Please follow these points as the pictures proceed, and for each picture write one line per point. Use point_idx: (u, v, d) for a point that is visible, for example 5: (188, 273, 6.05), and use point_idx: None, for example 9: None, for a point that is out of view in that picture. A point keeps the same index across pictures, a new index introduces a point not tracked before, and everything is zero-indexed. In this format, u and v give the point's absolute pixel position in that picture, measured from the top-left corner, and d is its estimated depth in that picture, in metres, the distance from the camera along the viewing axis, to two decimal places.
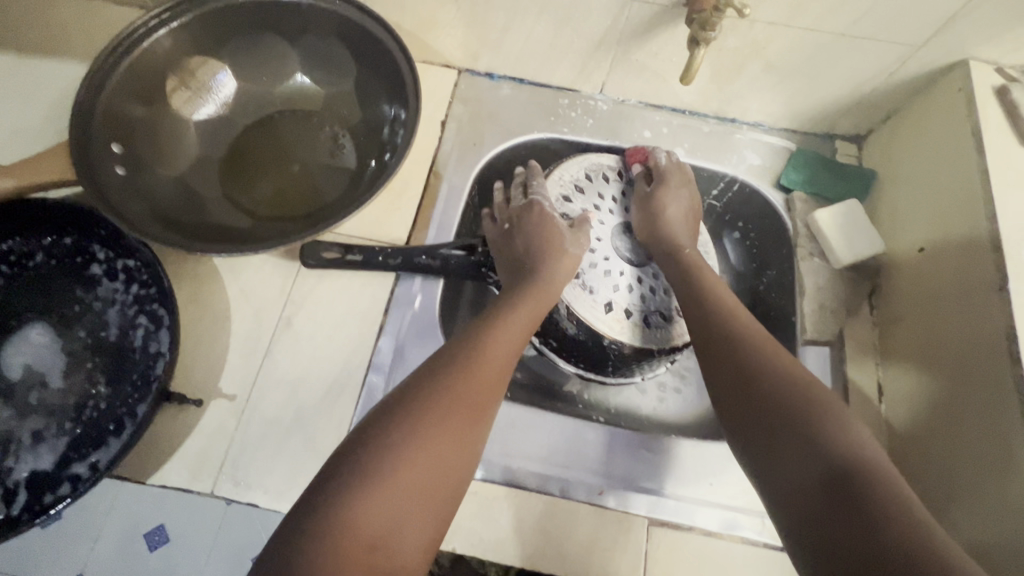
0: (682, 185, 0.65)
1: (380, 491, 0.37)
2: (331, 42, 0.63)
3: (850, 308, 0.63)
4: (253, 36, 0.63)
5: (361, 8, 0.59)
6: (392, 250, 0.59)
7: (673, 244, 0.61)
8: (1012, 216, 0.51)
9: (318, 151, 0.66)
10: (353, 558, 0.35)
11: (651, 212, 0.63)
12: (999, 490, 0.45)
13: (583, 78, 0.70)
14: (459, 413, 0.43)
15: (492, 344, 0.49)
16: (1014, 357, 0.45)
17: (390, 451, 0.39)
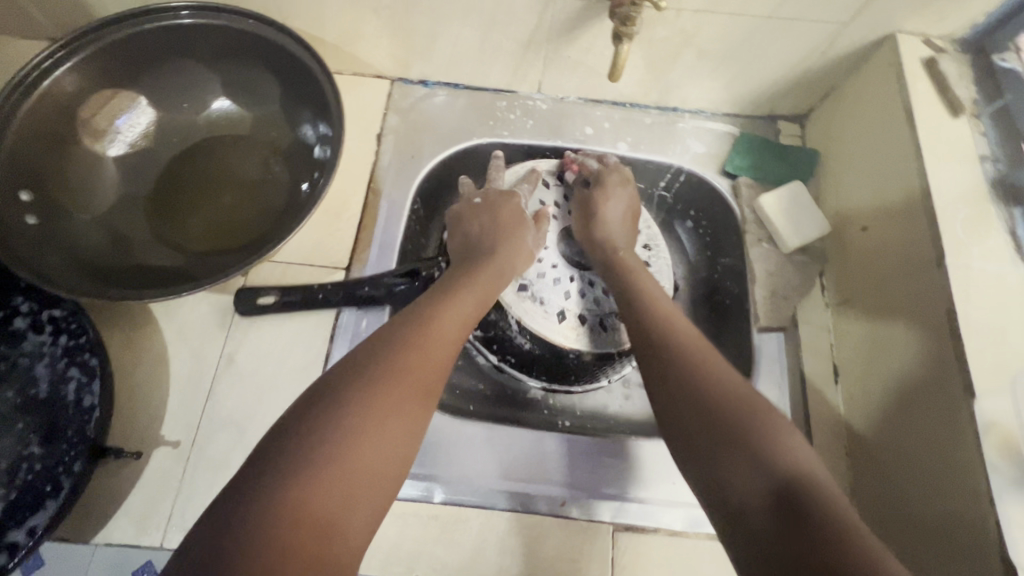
0: (621, 184, 0.64)
1: (319, 477, 0.36)
2: (250, 64, 0.61)
3: (802, 291, 0.63)
4: (166, 64, 0.60)
5: (273, 25, 0.57)
6: (331, 286, 0.56)
7: (610, 249, 0.60)
8: (946, 190, 0.50)
9: (248, 177, 0.63)
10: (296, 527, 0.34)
11: (589, 213, 0.62)
12: (949, 466, 0.45)
13: (519, 79, 0.68)
14: (405, 392, 0.42)
15: (440, 319, 0.48)
16: (955, 332, 0.45)
17: (332, 428, 0.38)
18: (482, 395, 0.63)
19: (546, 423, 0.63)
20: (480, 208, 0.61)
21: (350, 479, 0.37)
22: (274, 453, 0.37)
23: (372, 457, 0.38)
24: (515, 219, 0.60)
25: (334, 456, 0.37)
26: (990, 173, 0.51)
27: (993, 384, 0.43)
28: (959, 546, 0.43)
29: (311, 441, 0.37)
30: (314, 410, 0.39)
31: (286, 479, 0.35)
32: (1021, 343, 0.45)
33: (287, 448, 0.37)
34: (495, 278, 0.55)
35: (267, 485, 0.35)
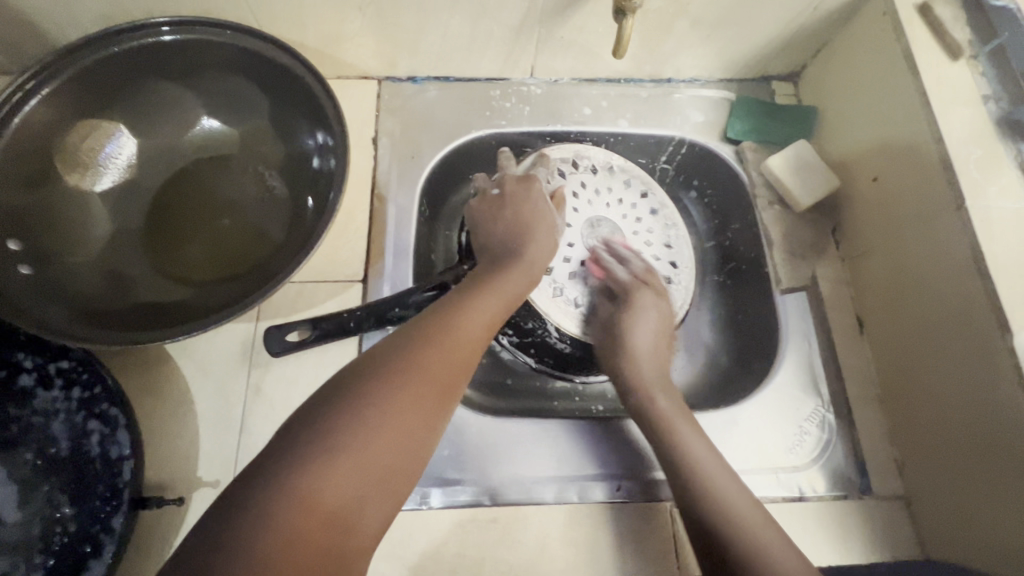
0: (652, 304, 0.60)
1: (338, 470, 0.34)
2: (234, 78, 0.58)
3: (817, 249, 0.63)
4: (143, 87, 0.57)
5: (254, 33, 0.55)
6: (361, 312, 0.54)
7: (641, 391, 0.55)
8: (956, 132, 0.51)
9: (246, 198, 0.60)
10: (308, 522, 0.32)
11: (618, 340, 0.58)
12: (990, 398, 0.46)
13: (511, 65, 0.67)
14: (429, 387, 0.40)
15: (465, 309, 0.46)
16: (983, 272, 0.47)
17: (353, 417, 0.36)
18: (517, 389, 0.64)
19: (582, 409, 0.64)
20: (509, 203, 0.59)
21: (370, 473, 0.35)
22: (295, 438, 0.35)
23: (394, 455, 0.37)
24: (536, 216, 0.58)
25: (356, 447, 0.35)
26: (994, 112, 0.52)
27: None
28: (1010, 474, 0.45)
29: (332, 429, 0.35)
30: (335, 397, 0.37)
31: (306, 468, 0.34)
32: None
33: (308, 434, 0.35)
34: (524, 275, 0.53)
35: (285, 473, 0.33)
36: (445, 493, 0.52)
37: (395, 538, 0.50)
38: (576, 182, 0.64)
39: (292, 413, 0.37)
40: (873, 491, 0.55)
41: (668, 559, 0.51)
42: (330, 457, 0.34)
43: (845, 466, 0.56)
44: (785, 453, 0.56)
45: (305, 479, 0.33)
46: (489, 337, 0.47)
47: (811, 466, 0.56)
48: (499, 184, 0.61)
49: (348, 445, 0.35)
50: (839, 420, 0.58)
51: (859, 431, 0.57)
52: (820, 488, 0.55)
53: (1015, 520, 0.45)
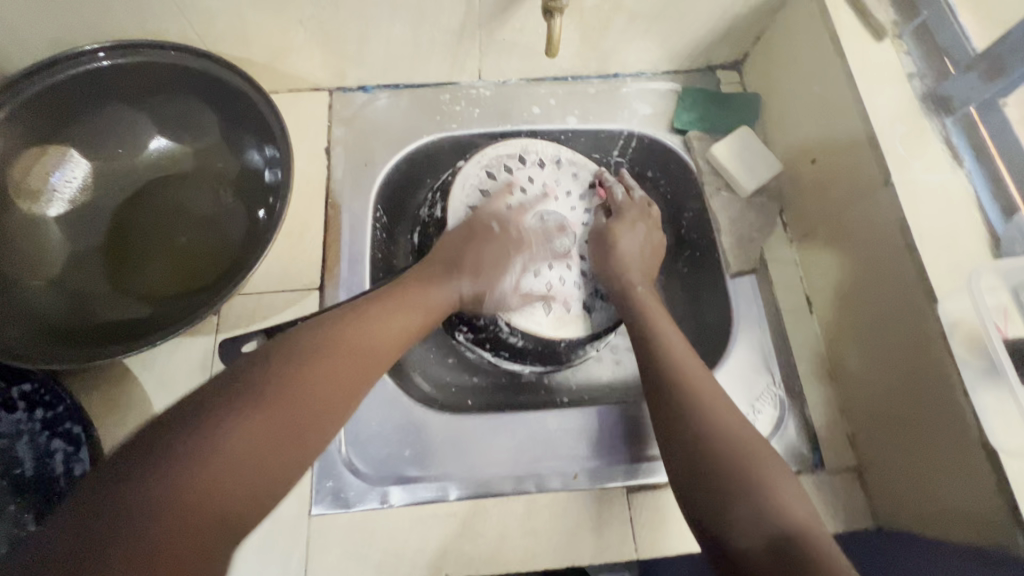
0: (640, 221, 0.64)
1: (216, 468, 0.35)
2: (183, 97, 0.59)
3: (765, 232, 0.65)
4: (92, 112, 0.58)
5: (196, 53, 0.56)
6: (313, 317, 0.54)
7: (626, 282, 0.60)
8: (883, 110, 0.53)
9: (201, 214, 0.61)
10: (178, 518, 0.33)
11: (605, 248, 0.62)
12: (925, 363, 0.47)
13: (458, 69, 0.68)
14: (316, 395, 0.40)
15: (374, 316, 0.48)
16: (910, 244, 0.48)
17: (233, 423, 0.36)
18: (483, 386, 0.65)
19: (546, 402, 0.65)
20: (494, 239, 0.59)
21: (242, 481, 0.36)
22: (169, 437, 0.35)
23: (269, 466, 0.37)
24: (500, 262, 0.59)
25: (231, 451, 0.35)
26: (919, 89, 0.54)
27: (951, 286, 0.46)
28: (946, 438, 0.46)
29: (208, 432, 0.35)
30: (218, 398, 0.38)
31: (176, 471, 0.34)
32: (971, 243, 0.48)
33: (181, 435, 0.35)
34: (443, 295, 0.54)
35: (153, 472, 0.33)
36: (407, 490, 0.53)
37: (357, 537, 0.51)
38: (525, 176, 0.65)
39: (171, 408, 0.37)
40: (826, 465, 0.56)
41: (625, 540, 0.52)
42: (211, 453, 0.35)
43: (798, 442, 0.58)
44: None
45: (170, 482, 0.33)
46: (398, 342, 0.49)
47: None
48: (496, 217, 0.60)
49: (223, 451, 0.35)
50: (790, 397, 0.59)
51: (810, 407, 0.59)
52: None
53: (951, 482, 0.46)
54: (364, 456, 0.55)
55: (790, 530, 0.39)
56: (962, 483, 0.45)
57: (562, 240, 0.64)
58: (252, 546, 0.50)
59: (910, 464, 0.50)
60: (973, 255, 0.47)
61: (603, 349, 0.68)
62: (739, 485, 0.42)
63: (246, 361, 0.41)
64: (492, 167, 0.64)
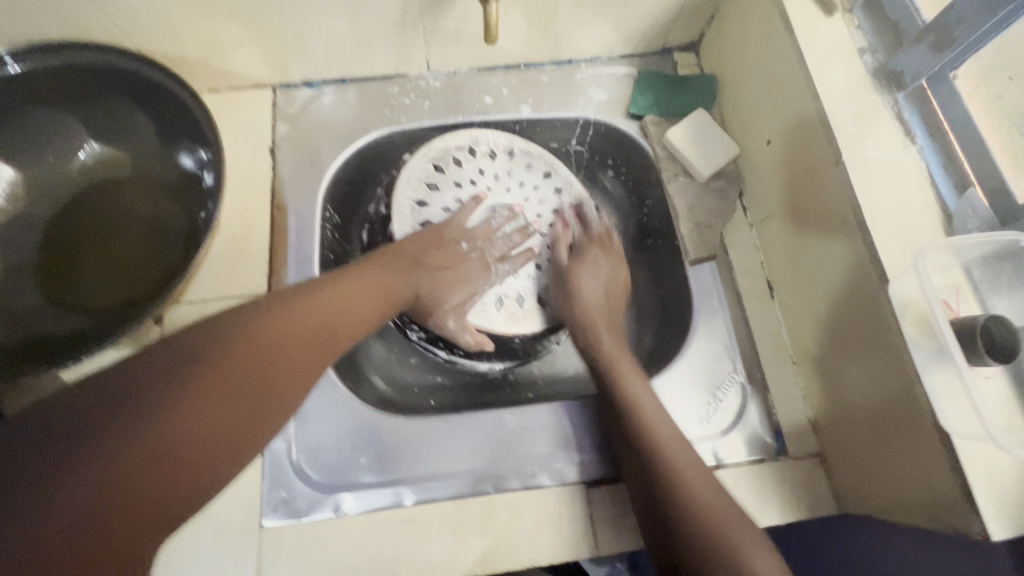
0: (602, 259, 0.62)
1: (165, 443, 0.34)
2: (110, 99, 0.57)
3: (724, 217, 0.64)
4: (13, 119, 0.55)
5: (118, 52, 0.54)
6: None
7: (591, 333, 0.58)
8: (834, 87, 0.51)
9: (138, 221, 0.59)
10: (123, 495, 0.32)
11: (568, 293, 0.60)
12: (878, 343, 0.46)
13: (404, 61, 0.66)
14: (272, 372, 0.40)
15: (336, 296, 0.47)
16: (861, 224, 0.47)
17: (158, 413, 0.34)
18: (443, 387, 0.60)
19: (512, 399, 0.60)
20: (458, 257, 0.59)
21: (162, 475, 0.34)
22: (78, 428, 0.33)
23: (191, 467, 0.35)
24: (460, 282, 0.59)
25: (145, 451, 0.33)
26: (870, 64, 0.52)
27: (901, 266, 0.45)
28: (898, 415, 0.45)
29: (126, 422, 0.33)
30: (141, 384, 0.35)
31: (93, 462, 0.32)
32: (922, 220, 0.46)
33: (95, 421, 0.33)
34: (395, 289, 0.53)
35: (78, 458, 0.32)
36: (361, 498, 0.52)
37: (309, 549, 0.50)
38: (475, 169, 0.64)
39: (86, 386, 0.34)
40: (789, 452, 0.56)
41: (586, 538, 0.51)
42: (160, 428, 0.34)
43: (761, 430, 0.57)
44: (700, 425, 0.56)
45: (78, 475, 0.31)
46: (361, 322, 0.49)
47: (728, 433, 0.56)
48: (464, 236, 0.60)
49: (144, 444, 0.33)
50: (753, 384, 0.58)
51: (773, 393, 0.58)
52: (738, 454, 0.55)
53: (909, 466, 0.45)
54: (315, 462, 0.53)
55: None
56: (919, 467, 0.44)
57: (513, 231, 0.63)
58: (200, 563, 0.48)
59: (870, 448, 0.49)
60: (925, 233, 0.46)
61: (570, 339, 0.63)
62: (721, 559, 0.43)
63: (177, 339, 0.39)
64: (441, 159, 0.63)
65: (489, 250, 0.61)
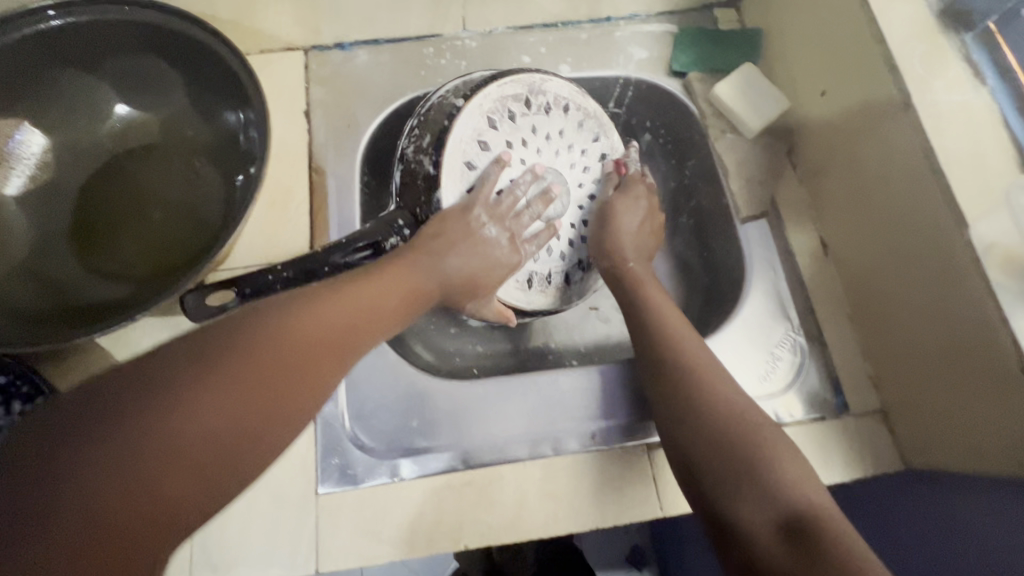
0: (644, 198, 0.62)
1: (163, 453, 0.31)
2: (143, 58, 0.55)
3: (775, 174, 0.62)
4: (46, 80, 0.53)
5: (154, 7, 0.52)
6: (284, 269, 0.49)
7: (617, 258, 0.59)
8: (899, 29, 0.49)
9: (175, 186, 0.57)
10: (117, 508, 0.29)
11: (603, 216, 0.61)
12: (954, 290, 0.45)
13: (440, 19, 0.63)
14: (288, 375, 0.36)
15: (366, 289, 0.43)
16: (935, 166, 0.45)
17: (161, 419, 0.31)
18: (487, 353, 0.64)
19: (554, 364, 0.65)
20: (489, 243, 0.54)
21: (174, 481, 0.31)
22: (84, 429, 0.31)
23: (194, 481, 0.31)
24: (494, 265, 0.54)
25: (144, 460, 0.30)
26: (935, 4, 0.50)
27: (981, 209, 0.43)
28: (974, 363, 0.44)
29: (132, 428, 0.31)
30: (158, 378, 0.32)
31: (90, 471, 0.30)
32: (1000, 161, 0.45)
33: (114, 415, 0.31)
34: (426, 282, 0.49)
35: (80, 463, 0.30)
36: (417, 463, 0.51)
37: (369, 514, 0.48)
38: (528, 126, 0.59)
39: (112, 378, 0.33)
40: (851, 409, 0.55)
41: (649, 496, 0.50)
42: (161, 436, 0.31)
43: (819, 388, 0.56)
44: (757, 383, 0.55)
45: (84, 483, 0.29)
46: (388, 317, 0.44)
47: (787, 391, 0.55)
48: (495, 215, 0.55)
49: (156, 446, 0.31)
50: (810, 342, 0.57)
51: (831, 350, 0.57)
52: (796, 412, 0.55)
53: (981, 413, 0.44)
54: (369, 429, 0.52)
55: (801, 509, 0.39)
56: (993, 415, 0.43)
57: (540, 201, 0.58)
58: (258, 530, 0.47)
59: (941, 400, 0.48)
60: (1004, 175, 0.44)
61: (604, 309, 0.68)
62: (747, 462, 0.41)
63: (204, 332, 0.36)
64: (495, 112, 0.58)
65: (519, 226, 0.56)
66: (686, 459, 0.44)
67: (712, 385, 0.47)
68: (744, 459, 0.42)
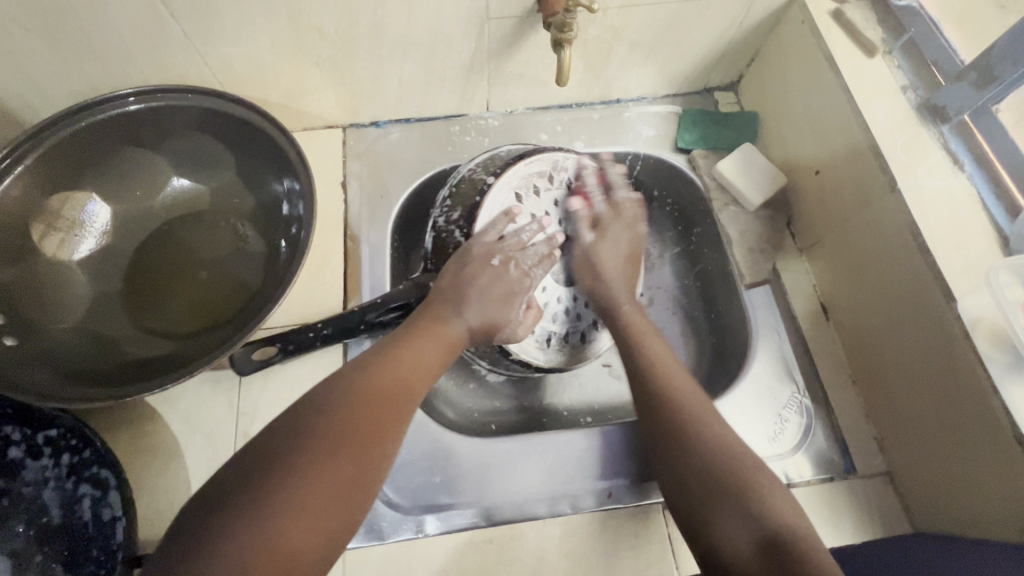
0: (624, 232, 0.64)
1: (294, 500, 0.35)
2: (200, 137, 0.61)
3: (776, 243, 0.67)
4: (113, 157, 0.59)
5: (214, 93, 0.58)
6: (322, 323, 0.55)
7: (613, 302, 0.61)
8: (882, 121, 0.55)
9: (221, 250, 0.62)
10: (264, 554, 0.33)
11: (587, 262, 0.63)
12: (947, 356, 0.48)
13: (467, 102, 0.70)
14: (377, 422, 0.41)
15: (418, 345, 0.49)
16: (922, 247, 0.50)
17: (287, 472, 0.36)
18: (505, 412, 0.67)
19: (570, 422, 0.68)
20: (494, 276, 0.55)
21: (293, 540, 0.34)
22: (228, 492, 0.35)
23: (319, 524, 0.35)
24: (506, 299, 0.56)
25: (280, 509, 0.35)
26: (913, 100, 0.56)
27: (966, 286, 0.47)
28: (971, 428, 0.47)
29: (267, 484, 0.35)
30: (259, 458, 0.37)
31: (237, 524, 0.34)
32: (981, 242, 0.49)
33: (238, 497, 0.35)
34: (453, 335, 0.52)
35: (226, 521, 0.34)
36: (440, 519, 0.53)
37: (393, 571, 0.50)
38: (551, 200, 0.64)
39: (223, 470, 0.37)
40: (858, 471, 0.56)
41: (665, 556, 0.52)
42: (292, 489, 0.36)
43: (827, 448, 0.58)
44: (767, 444, 0.58)
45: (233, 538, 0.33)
46: (440, 367, 0.49)
47: (795, 452, 0.57)
48: (496, 251, 0.56)
49: (274, 508, 0.35)
50: (815, 404, 0.60)
51: (836, 412, 0.59)
52: (806, 472, 0.56)
53: (982, 472, 0.47)
54: (396, 485, 0.54)
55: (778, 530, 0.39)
56: (994, 475, 0.45)
57: (541, 242, 0.60)
58: None
59: (944, 466, 0.50)
60: (984, 252, 0.49)
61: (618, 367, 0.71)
62: (736, 486, 0.42)
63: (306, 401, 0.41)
64: (522, 188, 0.62)
65: (521, 260, 0.57)
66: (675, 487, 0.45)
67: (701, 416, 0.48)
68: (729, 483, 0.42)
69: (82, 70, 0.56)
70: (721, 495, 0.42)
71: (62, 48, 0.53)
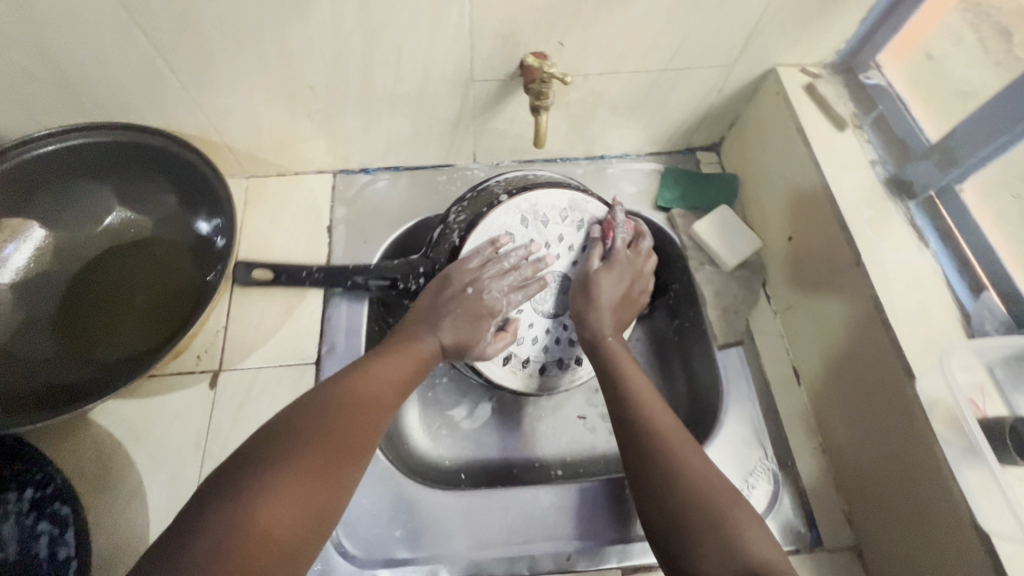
0: (626, 270, 0.62)
1: (278, 489, 0.37)
2: (141, 173, 0.63)
3: (750, 304, 0.67)
4: (54, 187, 0.61)
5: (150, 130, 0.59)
6: (317, 271, 0.63)
7: (597, 331, 0.59)
8: (850, 194, 0.56)
9: (153, 278, 0.64)
10: (248, 536, 0.34)
11: (582, 280, 0.62)
12: (909, 432, 0.48)
13: (454, 153, 0.72)
14: (353, 423, 0.43)
15: (393, 357, 0.51)
16: (885, 321, 0.50)
17: (276, 466, 0.38)
18: (477, 459, 0.67)
19: (540, 475, 0.67)
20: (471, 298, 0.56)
21: (276, 524, 0.36)
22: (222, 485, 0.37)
23: (301, 512, 0.37)
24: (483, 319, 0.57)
25: (267, 499, 0.36)
26: (882, 174, 0.58)
27: (927, 364, 0.48)
28: (931, 512, 0.46)
29: (257, 474, 0.37)
30: (252, 454, 0.39)
31: (225, 511, 0.35)
32: (942, 320, 0.50)
33: (231, 488, 0.36)
34: (422, 351, 0.53)
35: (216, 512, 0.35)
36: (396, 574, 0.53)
37: None
38: (555, 234, 0.62)
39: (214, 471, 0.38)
40: (824, 544, 0.55)
41: None
42: (277, 483, 0.37)
43: (794, 518, 0.57)
44: None
45: (223, 523, 0.34)
46: (415, 380, 0.51)
47: None
48: (471, 278, 0.56)
49: (259, 493, 0.36)
50: (784, 470, 0.59)
51: (805, 480, 0.59)
52: None
53: (941, 557, 0.46)
54: (353, 536, 0.54)
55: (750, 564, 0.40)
56: (953, 557, 0.45)
57: (528, 267, 0.59)
58: None
59: (905, 548, 0.50)
60: (946, 332, 0.49)
61: (594, 419, 0.71)
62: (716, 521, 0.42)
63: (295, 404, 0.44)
64: (529, 214, 0.61)
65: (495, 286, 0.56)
66: (655, 508, 0.45)
67: (679, 442, 0.49)
68: (706, 518, 0.43)
69: (85, 114, 0.59)
70: (704, 527, 0.42)
71: (64, 95, 0.56)
